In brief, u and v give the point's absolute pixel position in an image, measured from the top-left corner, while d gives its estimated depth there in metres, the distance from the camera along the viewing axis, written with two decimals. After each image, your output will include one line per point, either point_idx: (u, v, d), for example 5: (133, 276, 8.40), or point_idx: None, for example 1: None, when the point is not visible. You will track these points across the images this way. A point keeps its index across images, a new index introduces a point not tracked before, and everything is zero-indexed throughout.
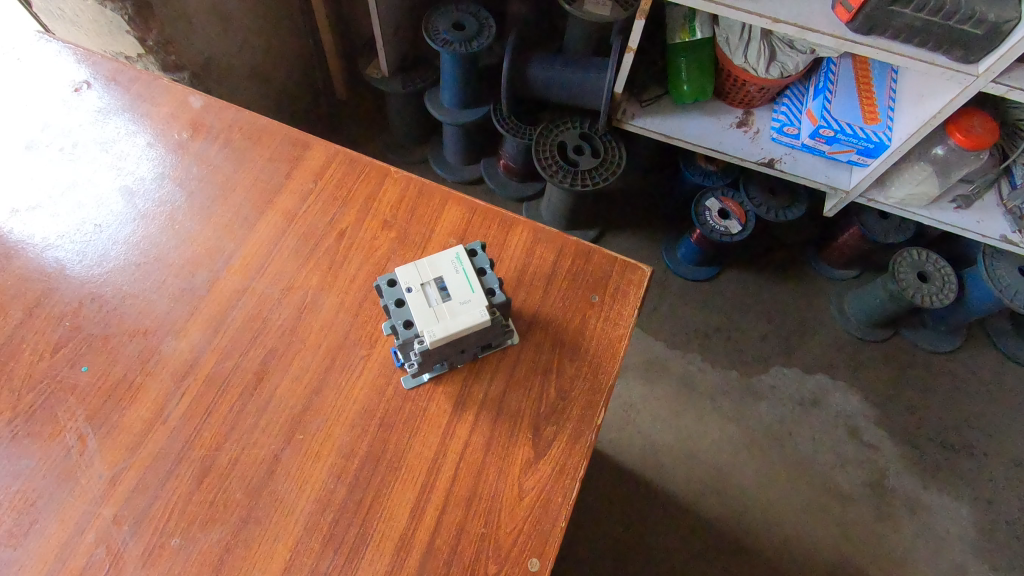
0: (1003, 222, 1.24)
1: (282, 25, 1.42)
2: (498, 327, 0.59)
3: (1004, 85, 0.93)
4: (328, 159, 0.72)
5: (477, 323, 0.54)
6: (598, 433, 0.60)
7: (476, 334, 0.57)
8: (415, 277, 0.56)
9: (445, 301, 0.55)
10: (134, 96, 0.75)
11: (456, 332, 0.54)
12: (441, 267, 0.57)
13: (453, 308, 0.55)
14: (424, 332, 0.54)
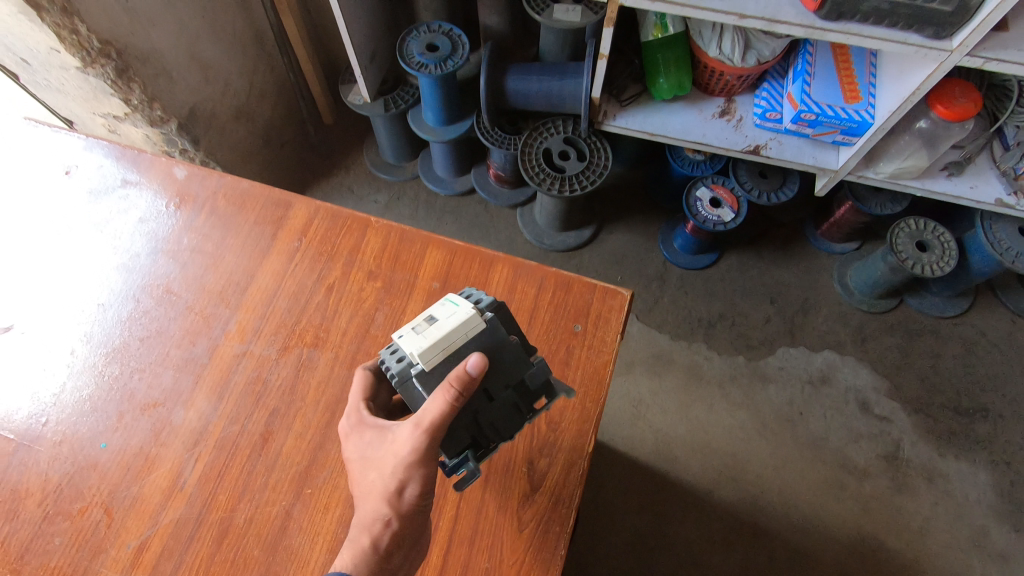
0: (998, 185, 1.23)
1: (263, 63, 1.45)
2: (499, 340, 0.56)
3: (980, 57, 0.93)
4: (310, 216, 0.74)
5: (464, 318, 0.55)
6: (590, 460, 0.63)
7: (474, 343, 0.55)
8: (406, 327, 0.58)
9: (434, 323, 0.56)
10: (122, 173, 0.78)
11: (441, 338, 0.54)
12: (429, 312, 0.59)
13: (442, 322, 0.56)
14: (415, 348, 0.54)
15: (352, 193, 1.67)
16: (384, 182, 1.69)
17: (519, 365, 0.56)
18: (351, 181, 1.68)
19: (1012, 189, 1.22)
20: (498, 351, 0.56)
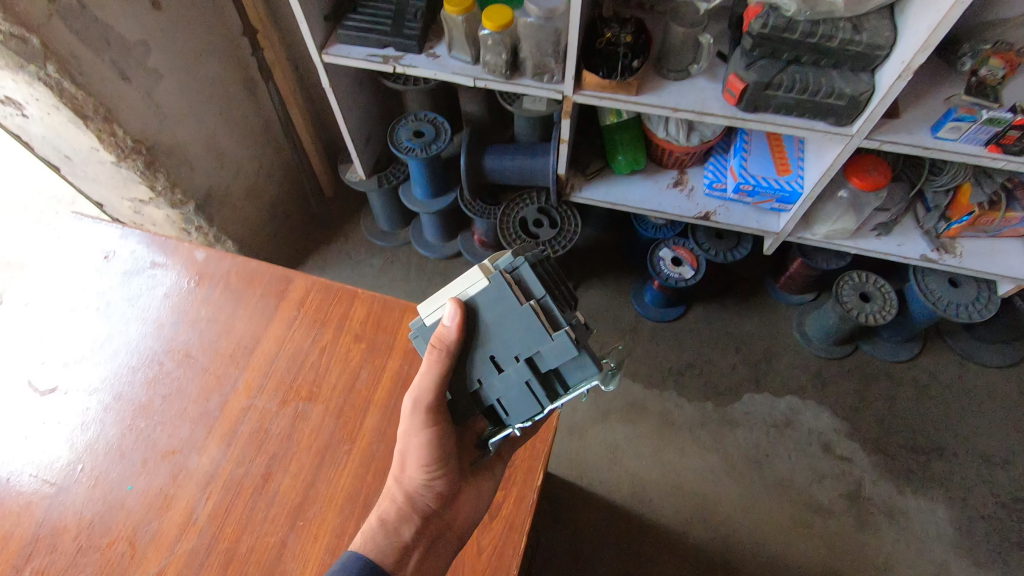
0: (922, 242, 1.39)
1: (271, 148, 1.64)
2: (506, 307, 0.64)
3: (875, 140, 1.10)
4: (307, 289, 0.89)
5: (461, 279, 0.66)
6: (538, 491, 0.75)
7: (474, 306, 0.66)
8: None
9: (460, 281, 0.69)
10: (151, 256, 0.93)
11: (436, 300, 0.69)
12: None
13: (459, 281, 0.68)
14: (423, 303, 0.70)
15: (351, 259, 1.83)
16: (379, 248, 1.85)
17: (530, 337, 0.64)
18: (349, 247, 1.85)
19: (934, 245, 1.38)
20: (507, 316, 0.65)
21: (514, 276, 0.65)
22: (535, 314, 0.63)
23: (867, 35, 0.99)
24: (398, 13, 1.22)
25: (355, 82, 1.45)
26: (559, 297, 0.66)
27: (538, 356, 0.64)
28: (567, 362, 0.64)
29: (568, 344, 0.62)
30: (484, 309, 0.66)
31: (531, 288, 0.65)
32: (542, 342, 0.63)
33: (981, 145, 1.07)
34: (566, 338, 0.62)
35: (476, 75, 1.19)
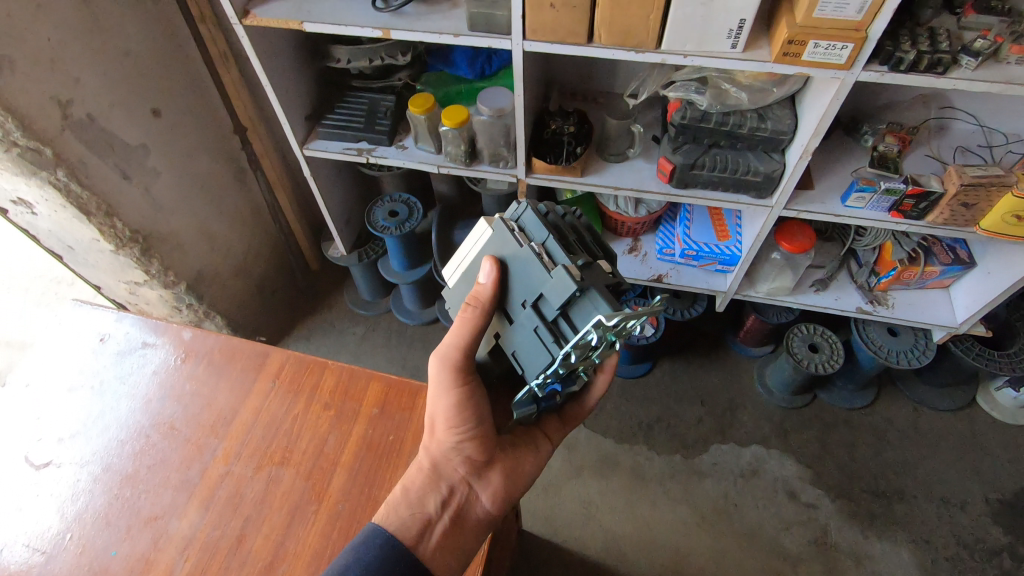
0: (857, 295, 1.51)
1: (259, 228, 1.77)
2: (506, 250, 0.79)
3: (793, 210, 1.24)
4: (283, 362, 0.98)
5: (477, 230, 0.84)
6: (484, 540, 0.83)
7: (485, 256, 0.83)
8: None
9: None
10: (143, 336, 1.03)
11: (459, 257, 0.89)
12: None
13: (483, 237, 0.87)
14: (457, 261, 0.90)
15: (334, 328, 1.93)
16: (361, 316, 1.96)
17: (533, 277, 0.76)
18: (333, 317, 1.95)
19: (868, 298, 1.50)
20: (510, 259, 0.79)
21: (519, 224, 0.80)
22: (535, 254, 0.75)
23: (770, 124, 1.15)
24: (370, 111, 1.39)
25: (334, 169, 1.60)
26: (566, 244, 0.76)
27: (543, 296, 0.75)
28: (569, 297, 0.71)
29: (563, 276, 0.70)
30: (492, 254, 0.82)
31: (534, 234, 0.78)
32: (544, 280, 0.74)
33: (886, 212, 1.22)
34: (561, 272, 0.70)
35: (438, 163, 1.34)
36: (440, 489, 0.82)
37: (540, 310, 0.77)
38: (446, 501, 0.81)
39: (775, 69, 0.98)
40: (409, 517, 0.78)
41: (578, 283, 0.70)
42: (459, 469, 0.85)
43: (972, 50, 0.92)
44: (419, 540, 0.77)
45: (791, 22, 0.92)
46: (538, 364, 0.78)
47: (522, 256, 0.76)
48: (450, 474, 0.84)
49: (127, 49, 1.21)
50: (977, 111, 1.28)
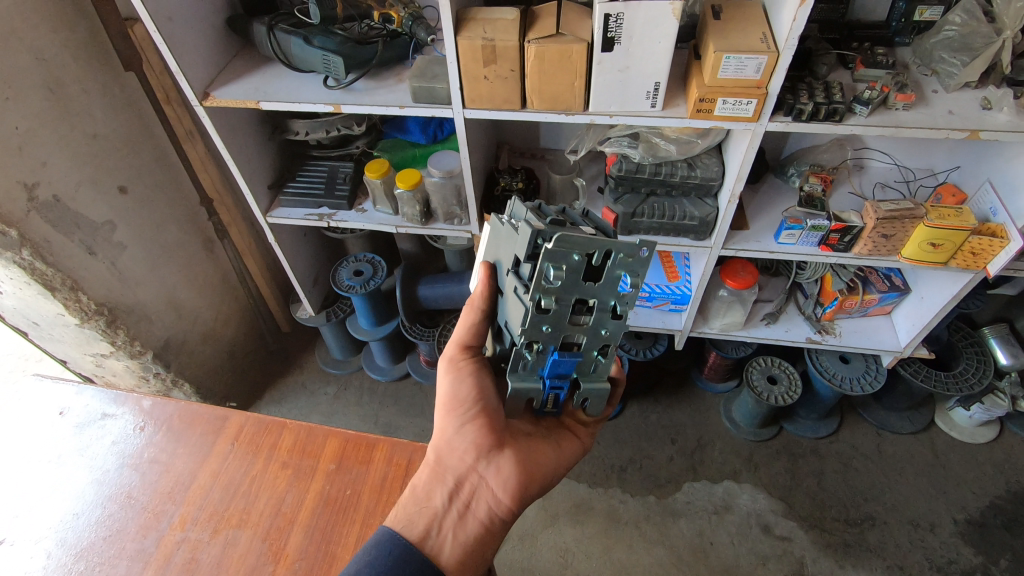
0: (805, 325, 1.58)
1: (229, 294, 1.80)
2: (494, 233, 0.81)
3: (731, 249, 1.31)
4: (241, 424, 1.00)
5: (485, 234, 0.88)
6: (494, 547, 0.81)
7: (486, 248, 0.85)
8: None
9: None
10: (103, 407, 1.05)
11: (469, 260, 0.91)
12: None
13: None
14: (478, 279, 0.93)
15: (306, 389, 1.94)
16: (333, 376, 1.97)
17: (508, 244, 0.75)
18: (304, 378, 1.96)
19: (816, 327, 1.57)
20: (500, 240, 0.80)
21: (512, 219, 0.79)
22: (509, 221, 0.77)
23: (699, 171, 1.25)
24: (330, 178, 1.46)
25: (299, 233, 1.66)
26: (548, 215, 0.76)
27: (517, 258, 0.73)
28: (536, 246, 0.70)
29: (524, 227, 0.70)
30: (488, 244, 0.84)
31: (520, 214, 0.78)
32: (514, 239, 0.73)
33: (816, 246, 1.30)
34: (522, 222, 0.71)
35: (397, 223, 1.42)
36: (445, 482, 0.82)
37: (519, 272, 0.74)
38: (451, 494, 0.81)
39: (692, 124, 1.07)
40: (413, 513, 0.79)
41: (541, 229, 0.69)
42: (466, 459, 0.84)
43: (863, 99, 1.03)
44: (425, 535, 0.77)
45: (701, 82, 1.02)
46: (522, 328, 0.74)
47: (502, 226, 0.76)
48: (455, 465, 0.84)
49: (94, 132, 1.27)
50: (890, 150, 1.41)
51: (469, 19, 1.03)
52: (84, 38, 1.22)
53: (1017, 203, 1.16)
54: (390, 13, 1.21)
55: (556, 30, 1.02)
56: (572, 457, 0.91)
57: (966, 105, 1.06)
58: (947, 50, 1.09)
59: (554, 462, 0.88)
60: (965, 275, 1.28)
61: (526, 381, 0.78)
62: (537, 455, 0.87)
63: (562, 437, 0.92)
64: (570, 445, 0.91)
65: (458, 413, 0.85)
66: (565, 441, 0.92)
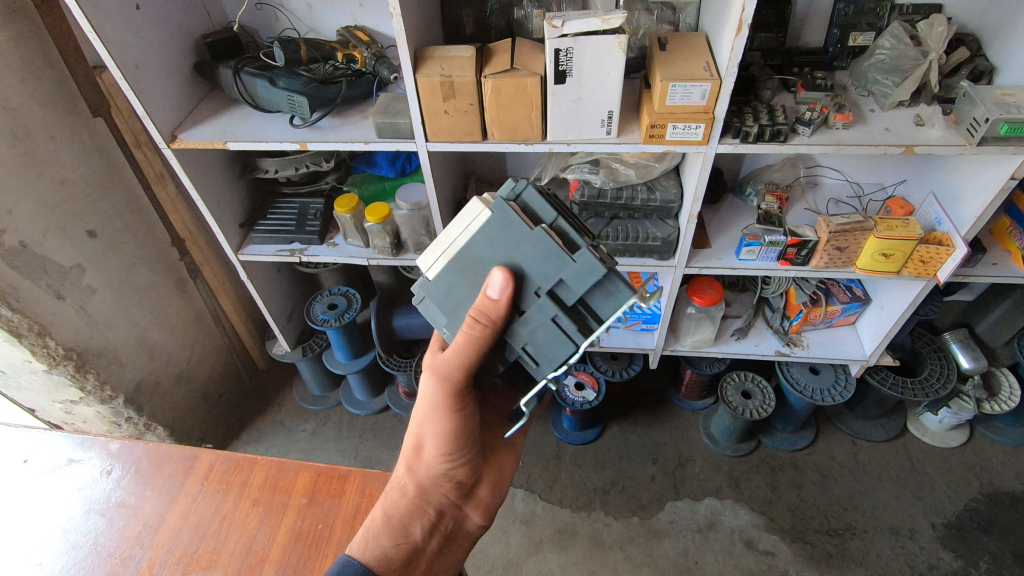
0: (774, 339, 1.62)
1: (203, 334, 1.79)
2: (514, 232, 0.72)
3: (695, 267, 1.36)
4: (212, 463, 0.99)
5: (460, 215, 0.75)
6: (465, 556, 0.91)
7: (478, 243, 0.74)
8: None
9: None
10: (69, 453, 1.03)
11: (436, 243, 0.77)
12: None
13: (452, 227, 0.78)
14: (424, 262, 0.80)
15: (284, 427, 1.91)
16: (311, 412, 1.95)
17: (548, 264, 0.72)
18: (282, 416, 1.94)
19: (785, 340, 1.61)
20: (510, 238, 0.73)
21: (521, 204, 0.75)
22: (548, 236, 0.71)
23: (659, 194, 1.30)
24: (301, 215, 1.48)
25: (272, 269, 1.67)
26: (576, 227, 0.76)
27: (563, 282, 0.72)
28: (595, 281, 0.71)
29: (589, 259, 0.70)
30: (487, 239, 0.74)
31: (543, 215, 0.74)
32: (565, 265, 0.71)
33: (775, 261, 1.35)
34: (588, 256, 0.70)
35: (368, 255, 1.44)
36: (426, 517, 0.87)
37: (557, 297, 0.73)
38: (432, 526, 0.87)
39: (646, 149, 1.12)
40: (393, 550, 0.81)
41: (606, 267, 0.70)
42: (447, 495, 0.90)
43: (805, 120, 1.09)
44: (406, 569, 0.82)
45: (651, 110, 1.07)
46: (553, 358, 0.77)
47: (540, 237, 0.71)
48: (435, 501, 0.89)
49: (62, 177, 1.28)
50: (840, 166, 1.48)
51: (427, 58, 1.08)
52: (52, 86, 1.24)
53: (959, 212, 1.22)
54: (354, 53, 1.27)
55: (511, 65, 1.07)
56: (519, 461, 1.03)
57: (900, 122, 1.13)
58: (879, 73, 1.17)
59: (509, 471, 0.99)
60: (918, 283, 1.33)
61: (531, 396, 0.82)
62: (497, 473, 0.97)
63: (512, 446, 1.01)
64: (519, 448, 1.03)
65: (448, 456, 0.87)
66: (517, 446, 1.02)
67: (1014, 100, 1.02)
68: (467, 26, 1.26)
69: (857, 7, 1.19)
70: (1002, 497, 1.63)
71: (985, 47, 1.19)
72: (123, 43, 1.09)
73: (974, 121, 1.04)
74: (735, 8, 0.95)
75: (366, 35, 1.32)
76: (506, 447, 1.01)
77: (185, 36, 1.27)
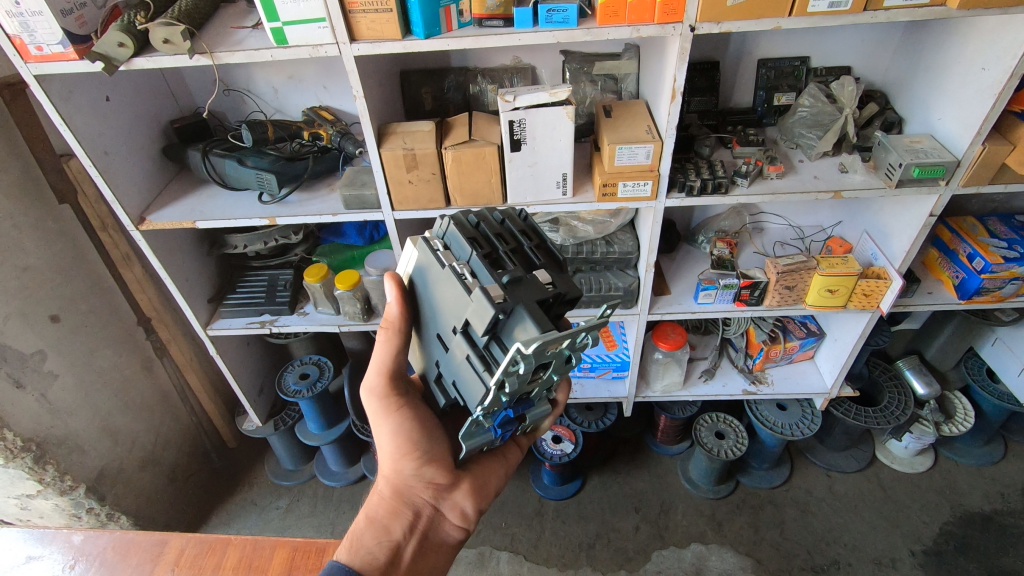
0: (740, 378, 1.69)
1: (169, 415, 1.74)
2: (431, 268, 0.76)
3: (657, 314, 1.42)
4: (182, 548, 0.96)
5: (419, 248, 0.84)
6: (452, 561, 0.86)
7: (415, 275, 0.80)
8: None
9: None
10: (29, 549, 0.98)
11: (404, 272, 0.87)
12: None
13: None
14: None
15: (256, 506, 1.83)
16: (284, 487, 1.88)
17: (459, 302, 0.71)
18: (252, 494, 1.86)
19: (749, 378, 1.68)
20: (427, 267, 0.76)
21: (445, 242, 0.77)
22: (454, 272, 0.71)
23: (617, 247, 1.37)
24: (270, 287, 1.50)
25: (240, 343, 1.66)
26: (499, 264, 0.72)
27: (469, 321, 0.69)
28: (494, 320, 0.66)
29: (483, 301, 0.65)
30: (419, 273, 0.79)
31: (459, 253, 0.74)
32: (465, 302, 0.69)
33: (732, 302, 1.42)
34: (479, 294, 0.66)
35: (339, 322, 1.46)
36: (406, 518, 0.83)
37: (471, 337, 0.72)
38: (410, 525, 0.83)
39: (601, 206, 1.19)
40: (377, 548, 0.79)
41: (500, 304, 0.65)
42: (424, 494, 0.85)
43: (742, 172, 1.19)
44: (389, 567, 0.78)
45: (602, 170, 1.15)
46: (473, 399, 0.73)
47: (450, 271, 0.72)
48: (413, 500, 0.85)
49: (25, 265, 1.28)
50: (782, 212, 1.59)
51: (390, 133, 1.15)
52: (17, 176, 1.26)
53: (891, 247, 1.33)
54: (320, 131, 1.34)
55: (469, 136, 1.15)
56: (515, 467, 0.95)
57: (828, 170, 1.24)
58: (803, 127, 1.31)
59: (499, 482, 0.92)
60: (864, 315, 1.41)
61: (476, 436, 0.76)
62: (482, 475, 0.89)
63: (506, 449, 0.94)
64: (514, 456, 0.94)
65: (412, 454, 0.83)
66: (511, 453, 0.94)
67: (921, 146, 1.15)
68: (426, 102, 1.34)
69: (778, 71, 1.34)
70: (974, 518, 1.68)
71: (892, 102, 1.34)
72: (93, 133, 1.13)
73: (890, 165, 1.16)
74: (667, 79, 1.05)
75: (330, 114, 1.39)
76: (493, 455, 0.92)
77: (152, 122, 1.31)
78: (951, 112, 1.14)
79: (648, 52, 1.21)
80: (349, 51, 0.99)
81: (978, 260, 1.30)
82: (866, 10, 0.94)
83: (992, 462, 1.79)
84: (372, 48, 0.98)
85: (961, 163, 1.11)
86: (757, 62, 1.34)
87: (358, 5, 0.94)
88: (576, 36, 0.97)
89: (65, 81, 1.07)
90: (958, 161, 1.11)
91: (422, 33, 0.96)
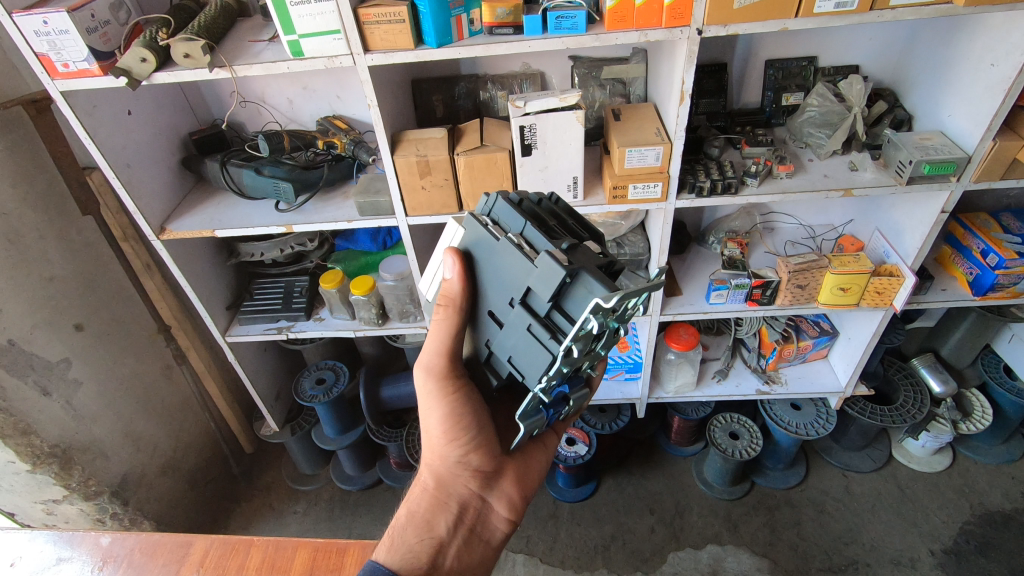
0: (753, 378, 1.70)
1: (188, 422, 1.77)
2: (486, 246, 0.72)
3: (669, 315, 1.44)
4: (206, 549, 0.98)
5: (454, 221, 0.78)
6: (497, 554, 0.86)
7: (453, 246, 0.77)
8: None
9: None
10: (58, 551, 1.01)
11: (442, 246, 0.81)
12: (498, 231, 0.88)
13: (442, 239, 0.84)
14: None
15: (274, 510, 1.86)
16: (301, 492, 1.90)
17: (518, 272, 0.70)
18: (270, 499, 1.88)
19: (762, 378, 1.69)
20: (483, 244, 0.73)
21: (492, 218, 0.75)
22: (514, 245, 0.69)
23: (628, 249, 1.38)
24: (287, 293, 1.53)
25: (258, 349, 1.69)
26: (554, 238, 0.71)
27: (531, 290, 0.69)
28: (561, 284, 0.66)
29: (553, 264, 0.65)
30: (474, 250, 0.74)
31: (509, 226, 0.72)
32: (532, 272, 0.68)
33: (743, 302, 1.42)
34: (551, 260, 0.65)
35: (355, 327, 1.48)
36: (451, 514, 0.81)
37: (532, 308, 0.71)
38: (456, 519, 0.81)
39: (612, 208, 1.20)
40: (419, 547, 0.78)
41: (568, 268, 0.65)
42: (468, 485, 0.83)
43: (752, 173, 1.19)
44: (432, 567, 0.77)
45: (612, 173, 1.16)
46: (536, 370, 0.72)
47: (511, 245, 0.69)
48: (456, 492, 0.83)
49: (51, 275, 1.31)
50: (794, 212, 1.59)
51: (404, 140, 1.17)
52: (42, 189, 1.29)
53: (903, 245, 1.32)
54: (334, 140, 1.36)
55: (481, 142, 1.17)
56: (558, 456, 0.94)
57: (837, 168, 1.25)
58: (812, 126, 1.32)
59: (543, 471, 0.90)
60: (878, 314, 1.41)
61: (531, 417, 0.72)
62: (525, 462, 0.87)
63: (550, 438, 0.93)
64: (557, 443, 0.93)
65: (458, 441, 0.81)
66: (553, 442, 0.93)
67: (932, 144, 1.15)
68: (438, 109, 1.37)
69: (785, 72, 1.35)
70: (994, 517, 1.66)
71: (901, 100, 1.34)
72: (116, 146, 1.16)
73: (901, 163, 1.16)
74: (676, 82, 1.07)
75: (345, 122, 1.42)
76: (538, 442, 0.92)
77: (172, 134, 1.35)
78: (961, 109, 1.14)
79: (655, 55, 1.22)
80: (363, 61, 1.01)
81: (992, 256, 1.29)
82: (873, 9, 0.94)
83: (1011, 461, 1.77)
84: (385, 57, 1.01)
85: (972, 159, 1.11)
86: (764, 63, 1.35)
87: (372, 17, 0.96)
88: (583, 41, 0.99)
89: (90, 96, 1.10)
90: (969, 157, 1.11)
91: (434, 42, 0.98)
